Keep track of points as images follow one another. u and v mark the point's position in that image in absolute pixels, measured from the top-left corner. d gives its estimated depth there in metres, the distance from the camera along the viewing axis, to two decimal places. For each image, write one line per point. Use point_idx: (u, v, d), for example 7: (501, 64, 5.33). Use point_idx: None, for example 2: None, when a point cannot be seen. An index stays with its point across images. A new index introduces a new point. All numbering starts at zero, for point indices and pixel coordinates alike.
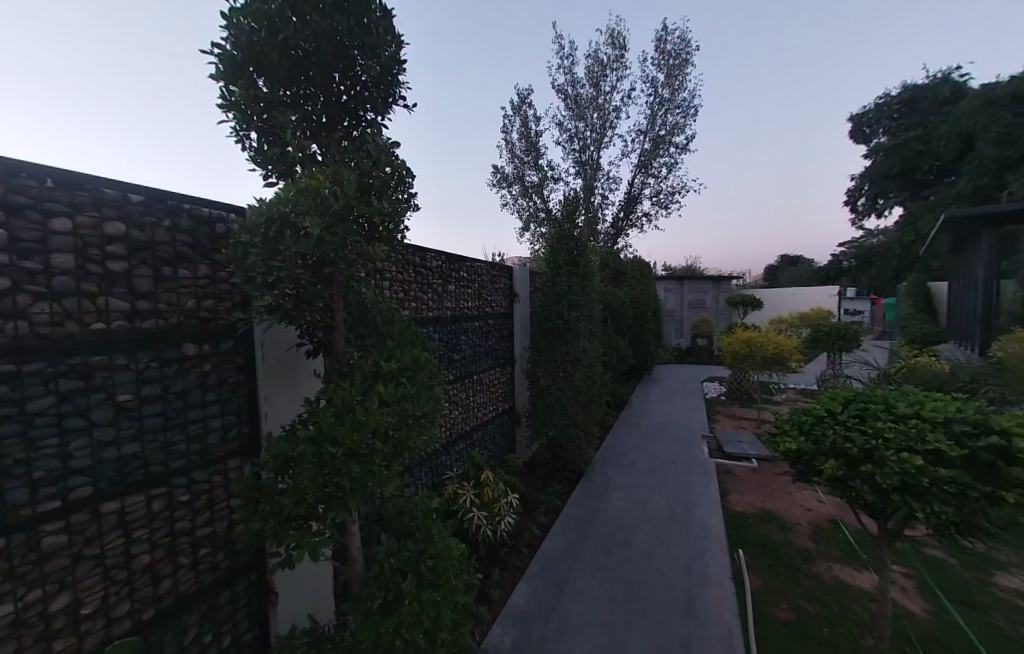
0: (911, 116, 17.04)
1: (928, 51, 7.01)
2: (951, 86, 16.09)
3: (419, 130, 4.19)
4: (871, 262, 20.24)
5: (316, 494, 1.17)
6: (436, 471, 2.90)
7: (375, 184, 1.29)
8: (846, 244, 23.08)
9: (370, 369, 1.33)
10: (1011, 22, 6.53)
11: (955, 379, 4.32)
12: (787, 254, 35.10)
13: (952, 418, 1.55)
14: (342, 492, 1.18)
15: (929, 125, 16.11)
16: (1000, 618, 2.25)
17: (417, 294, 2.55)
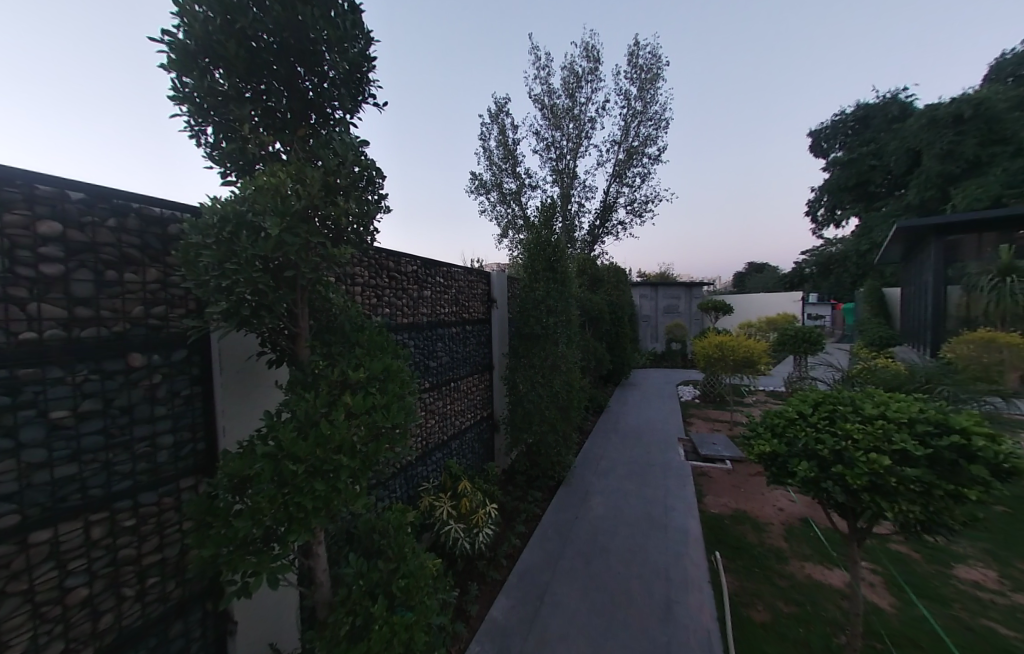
0: (861, 135, 18.43)
1: (876, 70, 7.63)
2: (895, 108, 17.53)
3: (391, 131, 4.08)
4: (831, 269, 21.49)
5: (276, 513, 1.08)
6: (411, 483, 2.80)
7: (343, 184, 1.23)
8: (807, 253, 24.47)
9: (337, 379, 1.26)
10: (945, 43, 7.23)
11: (909, 378, 4.61)
12: (752, 263, 36.93)
13: (915, 419, 1.62)
14: (306, 512, 1.10)
15: (877, 143, 17.46)
16: (961, 611, 2.37)
17: (391, 300, 2.47)
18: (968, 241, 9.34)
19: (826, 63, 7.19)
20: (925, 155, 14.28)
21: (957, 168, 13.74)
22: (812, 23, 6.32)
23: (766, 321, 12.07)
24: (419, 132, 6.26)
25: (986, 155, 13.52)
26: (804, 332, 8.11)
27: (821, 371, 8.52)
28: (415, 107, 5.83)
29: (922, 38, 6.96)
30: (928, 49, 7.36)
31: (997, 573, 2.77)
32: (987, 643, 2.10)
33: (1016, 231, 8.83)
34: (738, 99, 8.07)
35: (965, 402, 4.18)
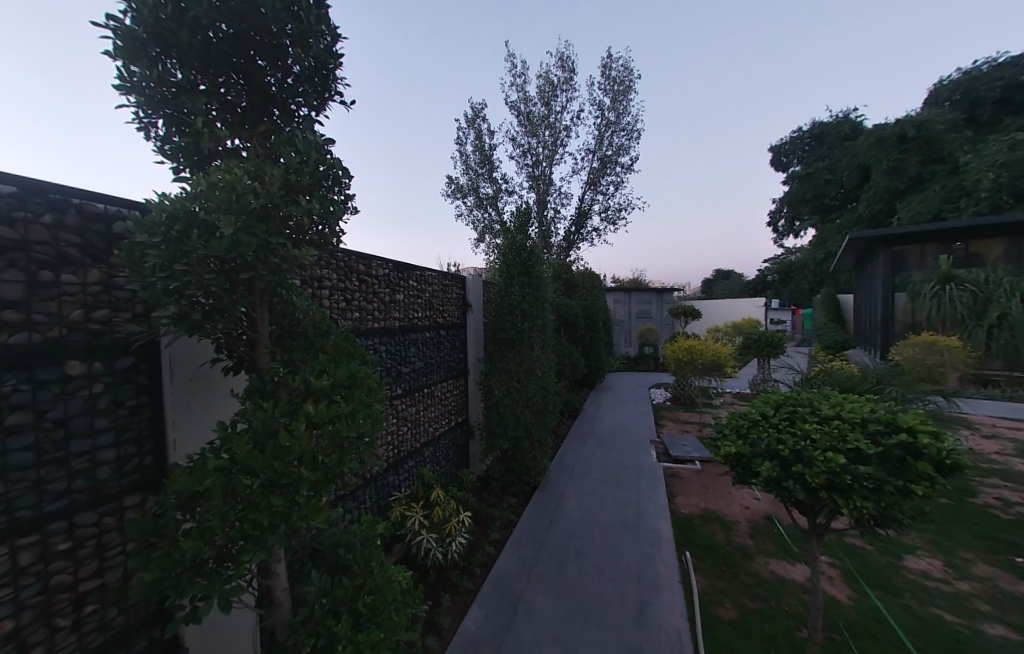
0: (816, 151, 19.67)
1: (832, 86, 8.16)
2: (846, 127, 18.81)
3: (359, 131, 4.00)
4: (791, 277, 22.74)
5: (231, 532, 1.01)
6: (381, 493, 2.72)
7: (306, 183, 1.19)
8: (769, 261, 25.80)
9: (298, 388, 1.20)
10: (890, 66, 7.83)
11: (860, 380, 4.91)
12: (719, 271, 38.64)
13: (867, 418, 1.71)
14: (263, 530, 1.03)
15: (831, 159, 18.69)
16: (910, 600, 2.52)
17: (361, 304, 2.41)
18: (912, 251, 10.11)
19: (786, 78, 7.67)
20: (874, 171, 15.39)
21: (901, 184, 14.89)
22: (775, 37, 6.68)
23: (733, 326, 12.60)
24: (391, 133, 6.16)
25: (926, 172, 14.73)
26: (766, 336, 8.50)
27: (782, 373, 8.95)
28: (386, 107, 5.75)
29: (867, 63, 7.60)
30: (872, 73, 8.03)
31: (941, 562, 2.97)
32: (934, 629, 2.24)
33: (952, 243, 9.64)
34: (707, 107, 8.40)
35: (909, 402, 4.50)
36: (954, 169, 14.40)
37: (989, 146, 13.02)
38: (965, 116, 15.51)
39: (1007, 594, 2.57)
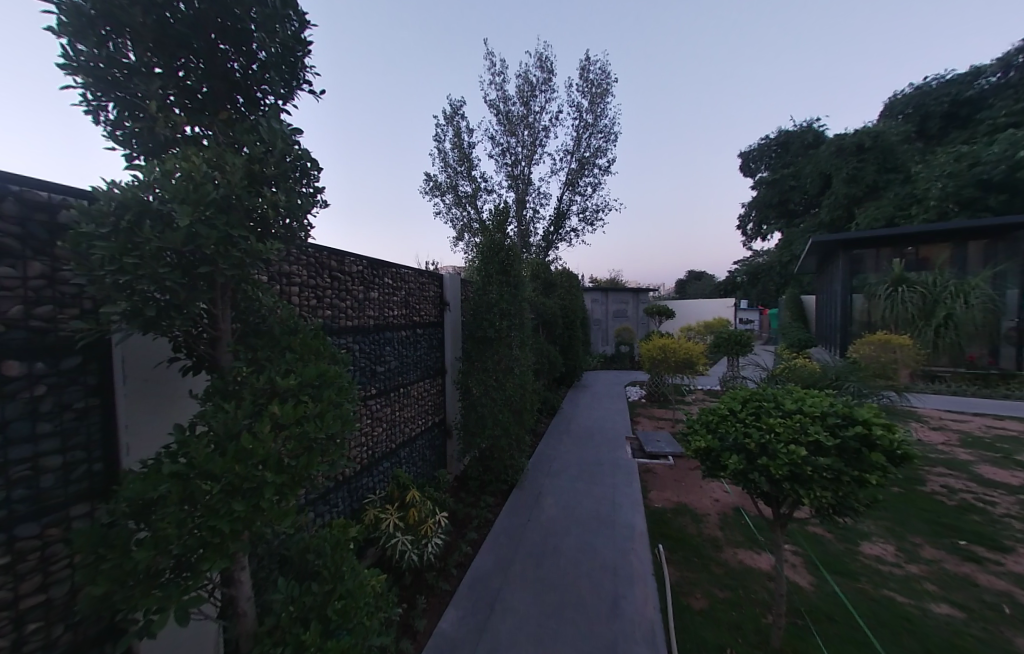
0: (782, 158, 20.60)
1: (797, 92, 8.58)
2: (810, 136, 19.79)
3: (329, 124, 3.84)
4: (759, 279, 23.77)
5: (187, 541, 0.95)
6: (354, 496, 2.65)
7: (271, 174, 1.14)
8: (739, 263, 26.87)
9: (261, 388, 1.15)
10: (850, 77, 8.31)
11: (821, 377, 5.17)
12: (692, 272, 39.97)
13: (827, 412, 1.80)
14: (222, 538, 0.97)
15: (796, 166, 19.61)
16: (866, 583, 2.67)
17: (332, 302, 2.34)
18: (868, 255, 10.74)
19: (750, 85, 8.07)
20: (835, 178, 16.26)
21: (859, 191, 15.80)
22: (746, 42, 6.94)
23: (704, 325, 13.02)
24: (366, 128, 6.03)
25: (881, 181, 15.67)
26: (735, 335, 8.82)
27: (750, 370, 9.32)
28: (360, 102, 5.62)
29: (824, 75, 8.07)
30: (831, 85, 8.50)
31: (894, 547, 3.16)
32: (886, 610, 2.38)
33: (904, 248, 10.29)
34: (683, 105, 8.67)
35: (864, 396, 4.78)
36: (906, 178, 15.38)
37: (937, 158, 13.98)
38: (916, 128, 16.56)
39: (950, 575, 2.77)
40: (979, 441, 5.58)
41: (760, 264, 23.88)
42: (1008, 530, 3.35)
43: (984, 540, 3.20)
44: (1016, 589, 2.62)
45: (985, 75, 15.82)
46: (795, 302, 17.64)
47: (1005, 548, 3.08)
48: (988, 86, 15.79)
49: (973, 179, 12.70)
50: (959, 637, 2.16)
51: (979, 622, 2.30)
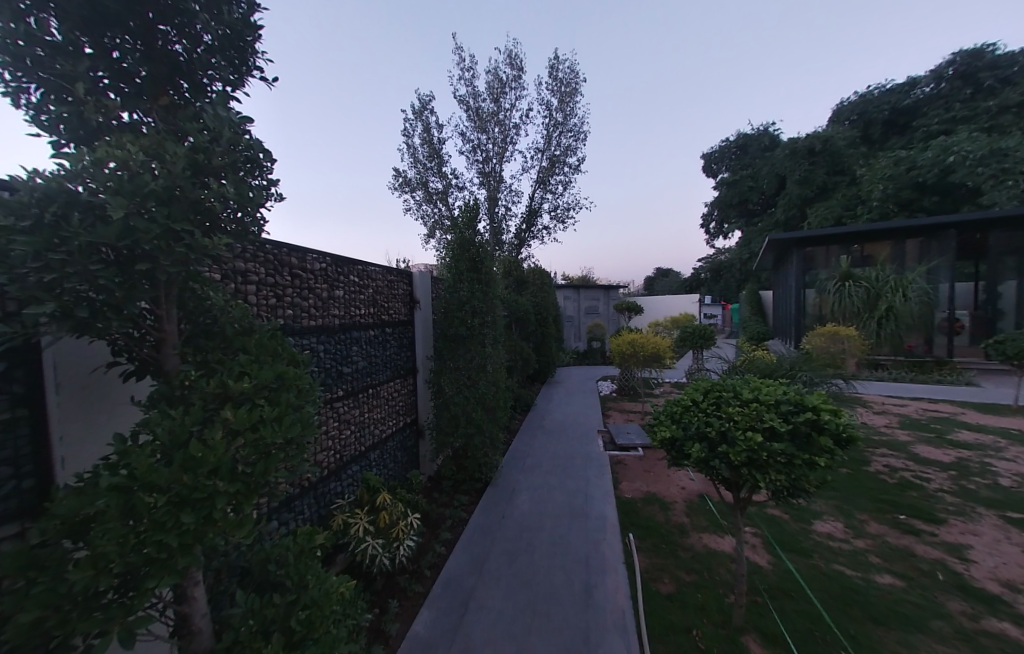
0: (741, 160, 21.63)
1: (752, 94, 9.13)
2: (767, 139, 20.86)
3: (287, 114, 3.63)
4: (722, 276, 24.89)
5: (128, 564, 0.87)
6: (321, 501, 2.56)
7: (219, 164, 1.07)
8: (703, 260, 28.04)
9: (211, 392, 1.08)
10: (801, 80, 8.86)
11: (776, 367, 5.48)
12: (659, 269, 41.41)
13: (781, 400, 1.91)
14: (165, 559, 0.89)
15: (754, 168, 20.62)
16: (817, 559, 2.87)
17: (294, 301, 2.25)
18: (819, 253, 11.45)
19: (712, 80, 8.46)
20: (790, 180, 17.23)
21: (811, 192, 16.83)
22: (706, 40, 7.28)
23: (671, 320, 13.47)
24: (334, 124, 5.81)
25: (831, 183, 16.77)
26: (700, 329, 9.19)
27: (713, 362, 9.77)
28: (328, 97, 5.42)
29: (777, 77, 8.61)
30: (790, 82, 8.89)
31: (842, 524, 3.40)
32: (835, 583, 2.57)
33: (851, 245, 11.05)
34: (649, 99, 9.00)
35: (814, 383, 5.13)
36: (852, 181, 16.54)
37: (879, 162, 15.09)
38: (860, 134, 17.83)
39: (892, 547, 3.01)
40: (914, 422, 6.10)
41: (722, 261, 25.02)
42: (939, 503, 3.68)
43: (919, 513, 3.51)
44: (947, 557, 2.88)
45: (919, 86, 17.20)
46: (755, 298, 18.62)
47: (938, 520, 3.39)
48: (922, 96, 17.21)
49: (910, 182, 13.83)
50: (898, 603, 2.36)
51: (916, 589, 2.52)
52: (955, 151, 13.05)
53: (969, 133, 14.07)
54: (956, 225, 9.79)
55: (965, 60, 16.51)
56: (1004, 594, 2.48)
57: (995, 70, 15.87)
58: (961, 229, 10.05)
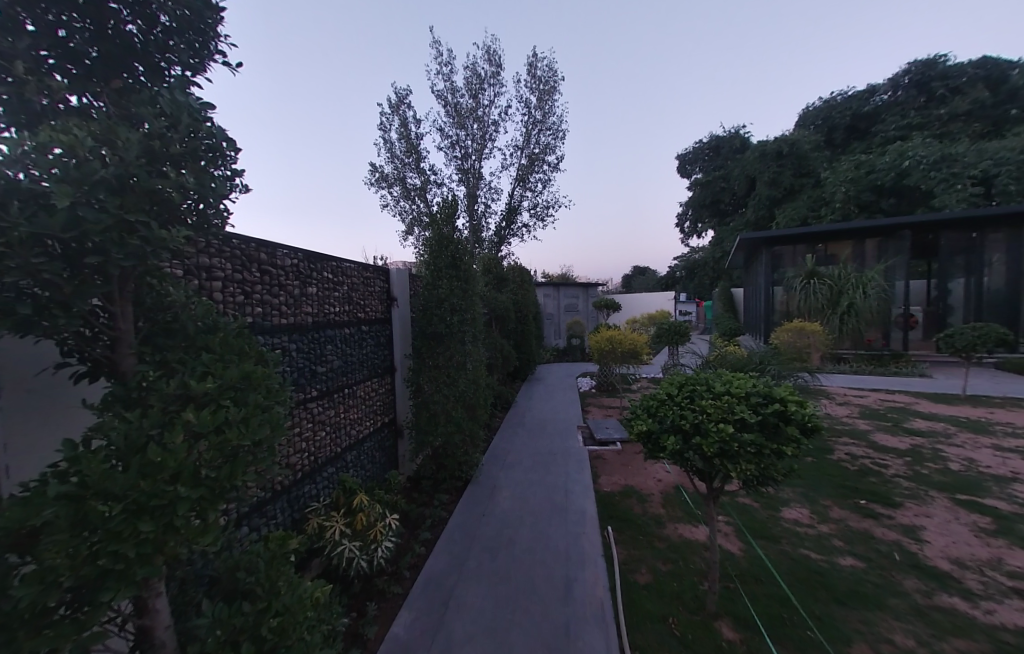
0: (714, 161, 22.30)
1: (722, 94, 9.54)
2: (737, 141, 21.58)
3: (253, 101, 3.44)
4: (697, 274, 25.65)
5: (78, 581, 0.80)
6: (294, 505, 2.48)
7: (177, 151, 1.01)
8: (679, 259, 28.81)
9: (171, 392, 1.01)
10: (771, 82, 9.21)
11: (746, 362, 5.69)
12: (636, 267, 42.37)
13: (751, 393, 1.98)
14: (117, 572, 0.82)
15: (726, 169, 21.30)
16: (785, 544, 3.00)
17: (263, 298, 2.17)
18: (786, 252, 11.96)
19: (684, 79, 8.81)
20: (760, 182, 17.90)
21: (779, 194, 17.56)
22: (680, 40, 7.57)
23: (648, 317, 13.77)
24: (309, 118, 5.64)
25: (797, 185, 17.53)
26: (675, 325, 9.42)
27: (687, 358, 10.06)
28: (303, 90, 5.27)
29: (747, 79, 8.96)
30: (761, 83, 9.21)
31: (808, 510, 3.56)
32: (802, 567, 2.70)
33: (816, 245, 11.58)
34: (626, 96, 9.27)
35: (781, 376, 5.36)
36: (816, 183, 17.34)
37: (841, 165, 15.89)
38: (825, 139, 18.71)
39: (854, 531, 3.18)
40: (873, 412, 6.46)
41: (696, 260, 25.74)
42: (896, 488, 3.92)
43: (878, 498, 3.72)
44: (903, 538, 3.08)
45: (878, 93, 18.16)
46: (727, 296, 19.32)
47: (894, 504, 3.60)
48: (880, 104, 18.18)
49: (869, 185, 14.61)
50: (859, 584, 2.51)
51: (875, 570, 2.67)
52: (910, 156, 13.89)
53: (922, 139, 14.99)
54: (910, 225, 10.42)
55: (919, 70, 17.55)
56: (953, 570, 2.67)
57: (946, 80, 16.94)
58: (915, 229, 10.71)
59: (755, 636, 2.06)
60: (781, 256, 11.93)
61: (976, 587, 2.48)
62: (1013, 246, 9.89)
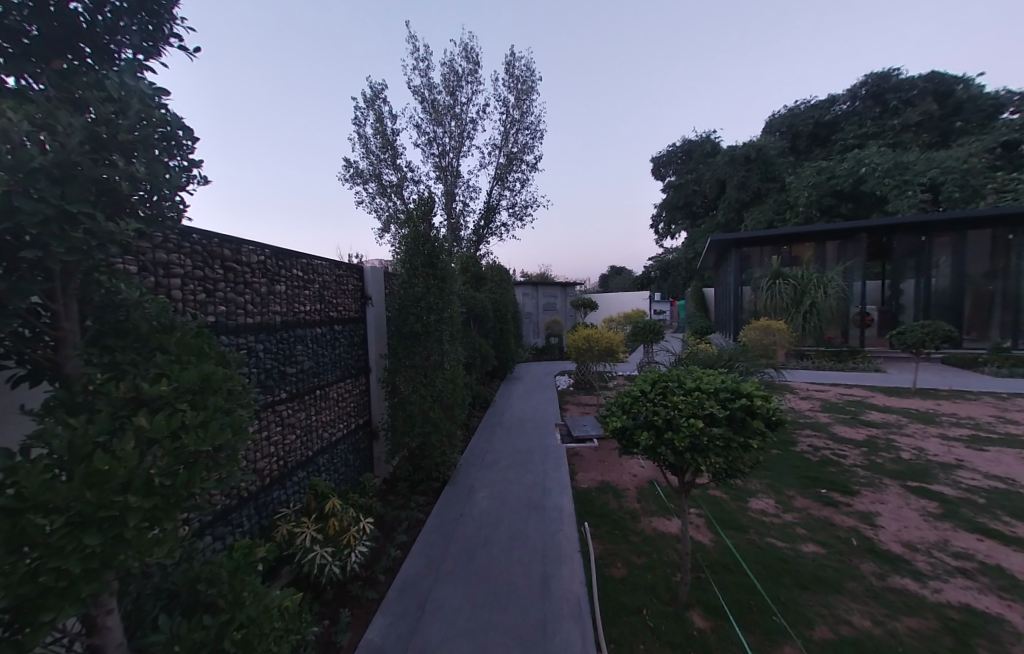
0: (687, 164, 22.97)
1: (695, 96, 9.90)
2: (708, 146, 22.35)
3: (216, 88, 3.25)
4: (671, 274, 26.40)
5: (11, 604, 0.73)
6: (262, 512, 2.38)
7: (122, 137, 0.93)
8: (654, 260, 29.59)
9: (122, 396, 0.94)
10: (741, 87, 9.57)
11: (716, 359, 5.91)
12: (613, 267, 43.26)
13: (719, 388, 2.06)
14: (54, 594, 0.75)
15: (697, 173, 22.02)
16: (752, 533, 3.13)
17: (227, 296, 2.08)
18: (754, 254, 12.49)
19: (660, 80, 9.11)
20: (730, 186, 18.60)
21: (747, 197, 18.31)
22: (657, 41, 7.83)
23: (624, 316, 14.07)
24: (281, 111, 5.46)
25: (764, 190, 18.33)
26: (650, 324, 9.66)
27: (661, 355, 10.34)
28: (274, 83, 5.10)
29: (718, 80, 9.28)
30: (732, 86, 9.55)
31: (774, 500, 3.73)
32: (768, 554, 2.82)
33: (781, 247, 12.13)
34: (606, 96, 9.49)
35: (748, 373, 5.59)
36: (781, 188, 18.18)
37: (804, 171, 16.72)
38: (790, 145, 19.62)
39: (815, 519, 3.36)
40: (833, 406, 6.83)
41: (670, 261, 26.45)
42: (854, 477, 4.16)
43: (837, 487, 3.94)
44: (860, 524, 3.27)
45: (838, 103, 19.16)
46: (700, 295, 20.01)
47: (852, 492, 3.82)
48: (840, 114, 19.20)
49: (829, 190, 15.45)
50: (819, 568, 2.65)
51: (835, 555, 2.83)
52: (866, 163, 14.76)
53: (877, 148, 15.96)
54: (867, 229, 11.07)
55: (875, 82, 18.67)
56: (904, 553, 2.86)
57: (898, 93, 18.10)
58: (871, 233, 11.37)
59: (724, 624, 2.14)
60: (749, 257, 12.44)
61: (924, 568, 2.67)
62: (957, 249, 10.68)
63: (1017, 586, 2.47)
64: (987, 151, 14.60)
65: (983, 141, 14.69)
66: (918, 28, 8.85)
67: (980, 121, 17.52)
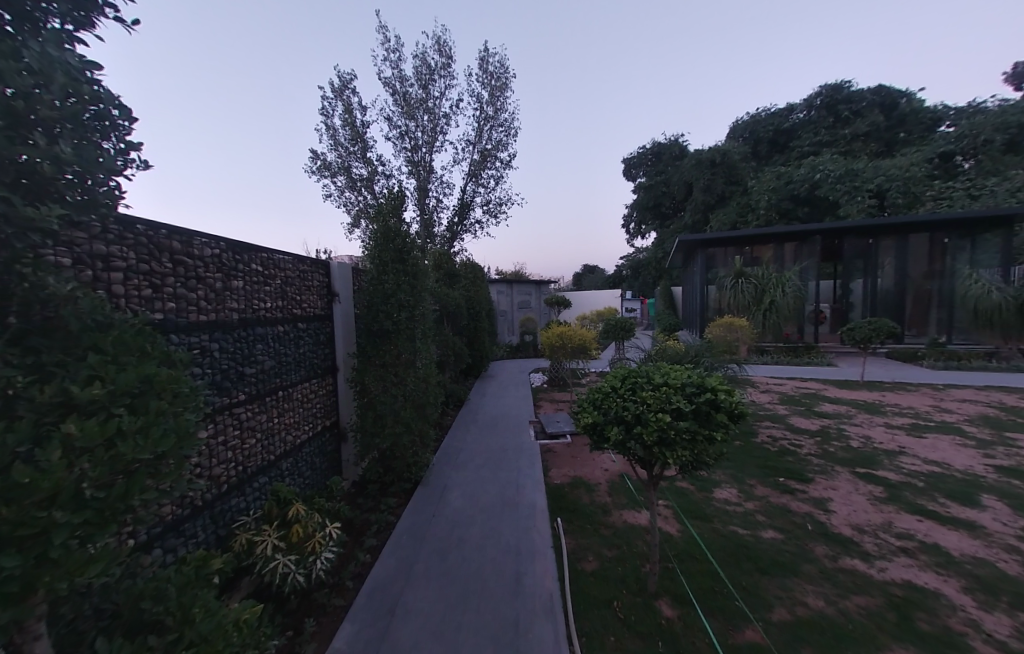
0: (657, 166, 23.64)
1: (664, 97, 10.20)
2: (677, 149, 23.08)
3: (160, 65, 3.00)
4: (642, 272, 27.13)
5: None
6: (219, 521, 2.25)
7: (36, 109, 0.81)
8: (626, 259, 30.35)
9: (49, 401, 0.84)
10: None
11: (683, 355, 6.12)
12: (587, 266, 43.99)
13: (686, 383, 2.13)
14: None
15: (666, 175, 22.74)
16: (715, 522, 3.27)
17: (177, 291, 1.94)
18: (719, 254, 13.03)
19: (630, 77, 9.26)
20: (697, 188, 19.32)
21: (713, 200, 19.08)
22: (634, 36, 7.90)
23: (596, 314, 14.30)
24: (238, 97, 5.17)
25: (728, 193, 19.16)
26: (621, 321, 9.88)
27: (631, 352, 10.60)
28: (228, 67, 4.81)
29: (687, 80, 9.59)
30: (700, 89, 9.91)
31: (736, 489, 3.92)
32: (730, 542, 2.96)
33: (743, 247, 12.74)
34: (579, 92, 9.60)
35: (712, 367, 5.81)
36: (744, 191, 19.07)
37: (765, 176, 17.61)
38: (752, 151, 20.58)
39: (773, 506, 3.55)
40: (790, 399, 7.25)
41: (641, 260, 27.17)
42: (810, 465, 4.43)
43: (794, 475, 4.17)
44: (814, 510, 3.48)
45: (796, 112, 20.25)
46: (669, 294, 20.68)
47: (807, 480, 4.07)
48: (797, 122, 20.34)
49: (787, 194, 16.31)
50: (777, 553, 2.81)
51: (792, 539, 3.01)
52: (821, 170, 15.71)
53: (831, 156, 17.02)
54: (820, 231, 11.78)
55: (829, 93, 19.86)
56: (854, 535, 3.07)
57: (849, 104, 19.38)
58: (825, 235, 12.10)
59: (690, 610, 2.23)
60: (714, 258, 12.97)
61: (871, 549, 2.88)
62: (900, 252, 11.56)
63: (951, 562, 2.71)
64: (927, 160, 15.83)
65: (923, 151, 15.92)
66: (867, 43, 9.50)
67: (921, 133, 19.01)
